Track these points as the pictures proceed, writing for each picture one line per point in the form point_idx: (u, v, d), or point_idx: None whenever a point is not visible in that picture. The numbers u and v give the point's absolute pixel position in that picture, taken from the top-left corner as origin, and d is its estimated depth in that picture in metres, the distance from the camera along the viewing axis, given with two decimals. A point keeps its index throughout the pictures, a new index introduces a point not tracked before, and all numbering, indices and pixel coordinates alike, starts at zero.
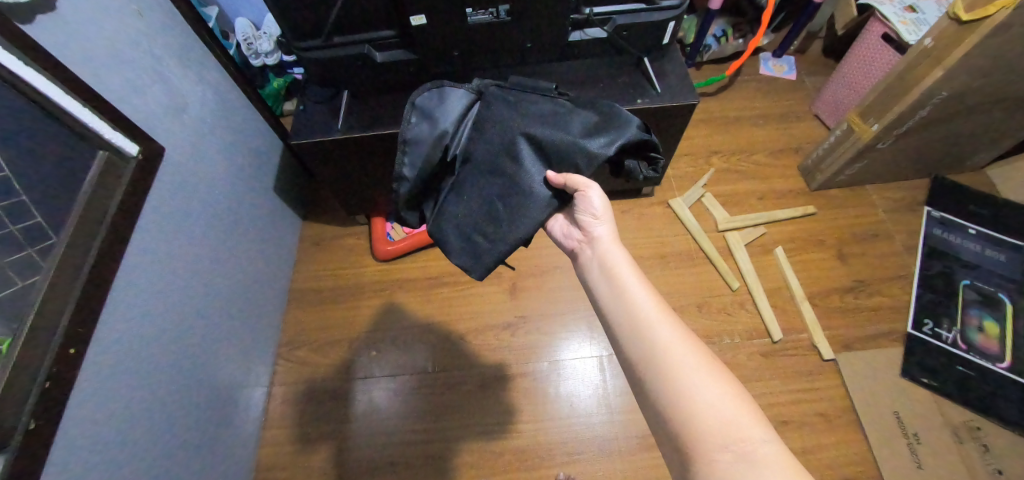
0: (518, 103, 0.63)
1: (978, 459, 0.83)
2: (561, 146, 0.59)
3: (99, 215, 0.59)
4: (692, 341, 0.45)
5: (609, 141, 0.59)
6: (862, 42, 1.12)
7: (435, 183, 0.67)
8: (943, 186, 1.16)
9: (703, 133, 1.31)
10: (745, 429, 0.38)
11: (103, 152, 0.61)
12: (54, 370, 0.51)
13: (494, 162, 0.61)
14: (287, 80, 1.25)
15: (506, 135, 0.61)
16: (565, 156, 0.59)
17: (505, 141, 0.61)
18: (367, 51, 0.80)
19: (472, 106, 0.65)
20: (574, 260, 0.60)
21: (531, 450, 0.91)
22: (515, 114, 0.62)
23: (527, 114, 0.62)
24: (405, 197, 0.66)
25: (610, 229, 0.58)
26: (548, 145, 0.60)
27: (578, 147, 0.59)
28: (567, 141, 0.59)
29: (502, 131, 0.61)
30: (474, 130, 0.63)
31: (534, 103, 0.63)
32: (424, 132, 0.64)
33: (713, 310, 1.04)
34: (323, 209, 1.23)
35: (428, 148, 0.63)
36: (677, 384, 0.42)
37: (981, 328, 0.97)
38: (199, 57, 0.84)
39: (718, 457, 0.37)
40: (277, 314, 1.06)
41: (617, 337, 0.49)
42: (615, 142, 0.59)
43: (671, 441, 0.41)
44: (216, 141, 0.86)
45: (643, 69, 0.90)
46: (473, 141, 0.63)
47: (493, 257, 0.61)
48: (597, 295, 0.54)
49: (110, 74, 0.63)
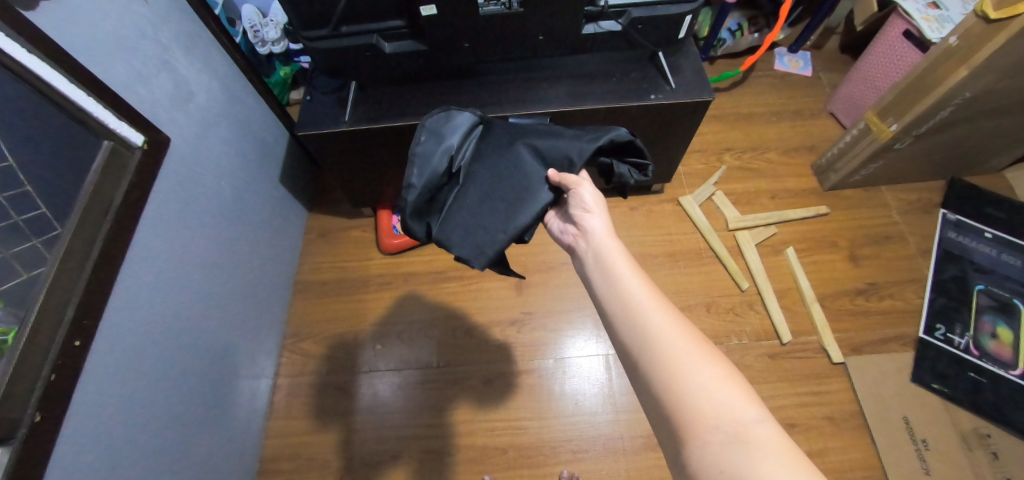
0: (517, 126, 0.66)
1: (987, 467, 0.83)
2: (558, 147, 0.61)
3: (104, 207, 0.58)
4: (686, 327, 0.42)
5: (597, 137, 0.61)
6: (883, 38, 1.09)
7: (441, 196, 0.63)
8: (959, 189, 1.14)
9: (715, 129, 1.29)
10: (742, 414, 0.35)
11: (108, 141, 0.60)
12: (59, 363, 0.51)
13: (499, 167, 0.61)
14: (295, 68, 1.24)
15: (507, 145, 0.62)
16: (562, 154, 0.60)
17: (507, 148, 0.62)
18: (375, 41, 0.78)
19: (476, 128, 0.66)
20: (571, 253, 0.56)
21: (533, 447, 0.91)
22: (515, 131, 0.64)
23: (525, 129, 0.64)
24: (411, 207, 0.60)
25: (603, 219, 0.55)
26: (546, 147, 0.61)
27: (572, 143, 0.60)
28: (562, 141, 0.61)
29: (505, 142, 0.62)
30: (477, 146, 0.64)
31: (531, 125, 0.67)
32: (431, 147, 0.62)
33: (722, 310, 1.03)
34: (329, 200, 1.23)
35: (435, 160, 0.61)
36: (668, 368, 0.39)
37: (994, 335, 0.96)
38: (205, 45, 0.83)
39: (713, 442, 0.35)
40: (283, 305, 1.06)
41: (610, 328, 0.46)
42: (603, 137, 0.60)
43: (668, 432, 0.38)
44: (222, 131, 0.85)
45: (658, 64, 0.88)
46: (478, 154, 0.63)
47: (496, 250, 0.57)
48: (591, 286, 0.51)
49: (114, 61, 0.62)
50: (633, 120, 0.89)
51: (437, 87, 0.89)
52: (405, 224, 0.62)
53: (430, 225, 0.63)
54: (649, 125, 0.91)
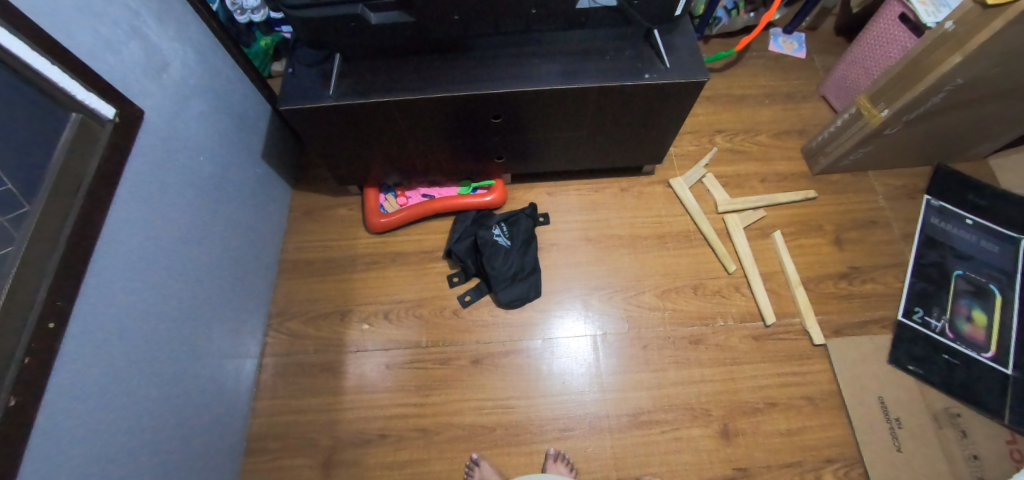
0: (505, 254, 1.02)
1: (956, 445, 0.86)
2: (517, 257, 1.03)
3: (75, 184, 0.55)
4: None
5: (526, 255, 1.05)
6: (878, 21, 1.07)
7: (467, 254, 1.04)
8: (944, 175, 1.15)
9: (708, 110, 1.27)
10: None
11: (76, 115, 0.57)
12: (34, 345, 0.49)
13: (494, 252, 1.02)
14: (276, 38, 1.19)
15: (499, 248, 1.02)
16: (517, 262, 1.03)
17: (499, 247, 1.03)
18: (360, 11, 0.74)
19: (487, 246, 1.02)
20: None
21: (521, 425, 0.93)
22: (503, 252, 1.02)
23: (509, 249, 1.03)
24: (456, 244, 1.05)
25: None
26: (512, 255, 1.03)
27: (519, 260, 1.04)
28: (520, 254, 1.04)
29: (497, 250, 1.02)
30: (485, 247, 1.02)
31: (506, 261, 1.02)
32: (473, 230, 1.07)
33: (708, 292, 1.04)
34: (314, 178, 1.20)
35: (472, 235, 1.06)
36: None
37: (969, 318, 0.98)
38: (179, 12, 0.78)
39: None
40: (267, 285, 1.04)
41: None
42: (526, 262, 1.04)
43: None
44: (200, 105, 0.81)
45: (652, 42, 0.86)
46: (487, 247, 1.02)
47: (476, 257, 1.04)
48: None
49: (80, 28, 0.58)
50: (625, 99, 0.87)
51: (425, 62, 0.86)
52: (450, 246, 1.05)
53: (456, 251, 1.04)
54: (642, 105, 0.89)
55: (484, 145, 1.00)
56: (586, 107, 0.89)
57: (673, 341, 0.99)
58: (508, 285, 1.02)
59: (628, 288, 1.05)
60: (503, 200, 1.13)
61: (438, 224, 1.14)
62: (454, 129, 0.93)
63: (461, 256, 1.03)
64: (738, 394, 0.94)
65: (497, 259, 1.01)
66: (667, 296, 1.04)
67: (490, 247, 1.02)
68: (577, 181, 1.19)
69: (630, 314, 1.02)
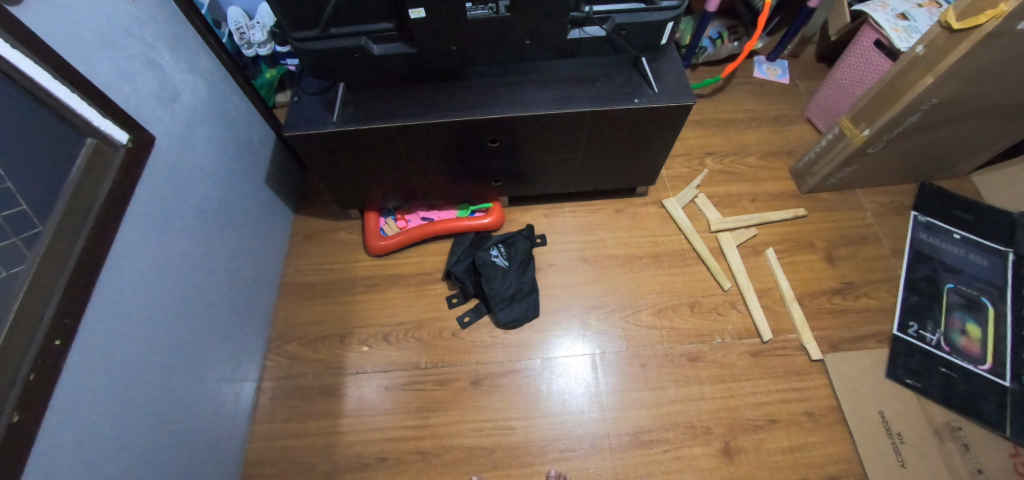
0: (504, 273, 1.04)
1: (959, 458, 0.86)
2: (515, 278, 1.05)
3: (86, 207, 0.58)
4: None
5: (524, 276, 1.07)
6: (855, 48, 1.13)
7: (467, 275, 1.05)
8: (928, 192, 1.18)
9: (697, 134, 1.32)
10: None
11: (91, 139, 0.60)
12: (38, 363, 0.50)
13: (492, 272, 1.03)
14: (280, 71, 1.24)
15: (496, 269, 1.04)
16: (515, 282, 1.05)
17: (498, 266, 1.04)
18: (363, 43, 0.78)
19: (485, 266, 1.04)
20: None
21: (521, 446, 0.92)
22: (501, 272, 1.04)
23: (507, 268, 1.05)
24: (457, 264, 1.06)
25: None
26: (510, 275, 1.05)
27: (517, 280, 1.05)
28: (518, 274, 1.06)
29: (496, 271, 1.03)
30: (484, 268, 1.03)
31: (505, 281, 1.04)
32: (472, 249, 1.09)
33: (704, 310, 1.05)
34: (315, 202, 1.22)
35: (471, 255, 1.08)
36: None
37: (964, 331, 0.99)
38: (191, 45, 0.82)
39: None
40: (267, 307, 1.05)
41: None
42: (524, 281, 1.06)
43: None
44: (208, 132, 0.85)
45: (641, 69, 0.91)
46: (485, 267, 1.03)
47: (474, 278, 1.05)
48: None
49: (98, 59, 0.62)
50: (617, 123, 0.91)
51: (425, 91, 0.90)
52: (450, 267, 1.06)
53: (455, 271, 1.05)
54: (633, 127, 0.93)
55: (481, 168, 1.03)
56: (579, 131, 0.93)
57: (672, 359, 0.99)
58: (506, 305, 1.03)
59: (625, 307, 1.06)
60: (501, 222, 1.16)
61: (437, 246, 1.16)
62: (453, 154, 0.97)
63: (459, 276, 1.05)
64: (738, 412, 0.93)
65: (495, 280, 1.03)
66: (664, 313, 1.05)
67: (489, 268, 1.04)
68: (573, 202, 1.22)
69: (628, 332, 1.03)
